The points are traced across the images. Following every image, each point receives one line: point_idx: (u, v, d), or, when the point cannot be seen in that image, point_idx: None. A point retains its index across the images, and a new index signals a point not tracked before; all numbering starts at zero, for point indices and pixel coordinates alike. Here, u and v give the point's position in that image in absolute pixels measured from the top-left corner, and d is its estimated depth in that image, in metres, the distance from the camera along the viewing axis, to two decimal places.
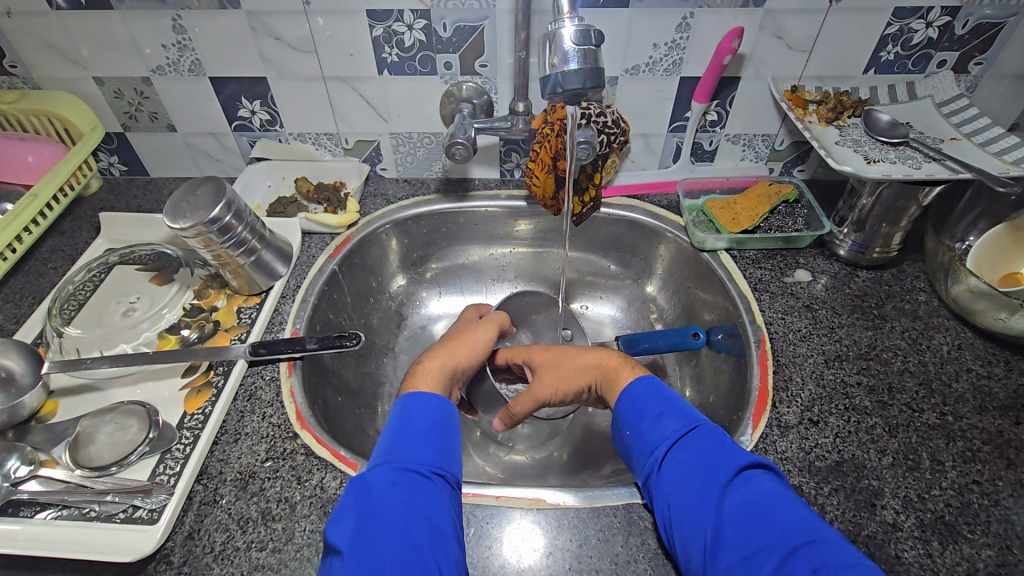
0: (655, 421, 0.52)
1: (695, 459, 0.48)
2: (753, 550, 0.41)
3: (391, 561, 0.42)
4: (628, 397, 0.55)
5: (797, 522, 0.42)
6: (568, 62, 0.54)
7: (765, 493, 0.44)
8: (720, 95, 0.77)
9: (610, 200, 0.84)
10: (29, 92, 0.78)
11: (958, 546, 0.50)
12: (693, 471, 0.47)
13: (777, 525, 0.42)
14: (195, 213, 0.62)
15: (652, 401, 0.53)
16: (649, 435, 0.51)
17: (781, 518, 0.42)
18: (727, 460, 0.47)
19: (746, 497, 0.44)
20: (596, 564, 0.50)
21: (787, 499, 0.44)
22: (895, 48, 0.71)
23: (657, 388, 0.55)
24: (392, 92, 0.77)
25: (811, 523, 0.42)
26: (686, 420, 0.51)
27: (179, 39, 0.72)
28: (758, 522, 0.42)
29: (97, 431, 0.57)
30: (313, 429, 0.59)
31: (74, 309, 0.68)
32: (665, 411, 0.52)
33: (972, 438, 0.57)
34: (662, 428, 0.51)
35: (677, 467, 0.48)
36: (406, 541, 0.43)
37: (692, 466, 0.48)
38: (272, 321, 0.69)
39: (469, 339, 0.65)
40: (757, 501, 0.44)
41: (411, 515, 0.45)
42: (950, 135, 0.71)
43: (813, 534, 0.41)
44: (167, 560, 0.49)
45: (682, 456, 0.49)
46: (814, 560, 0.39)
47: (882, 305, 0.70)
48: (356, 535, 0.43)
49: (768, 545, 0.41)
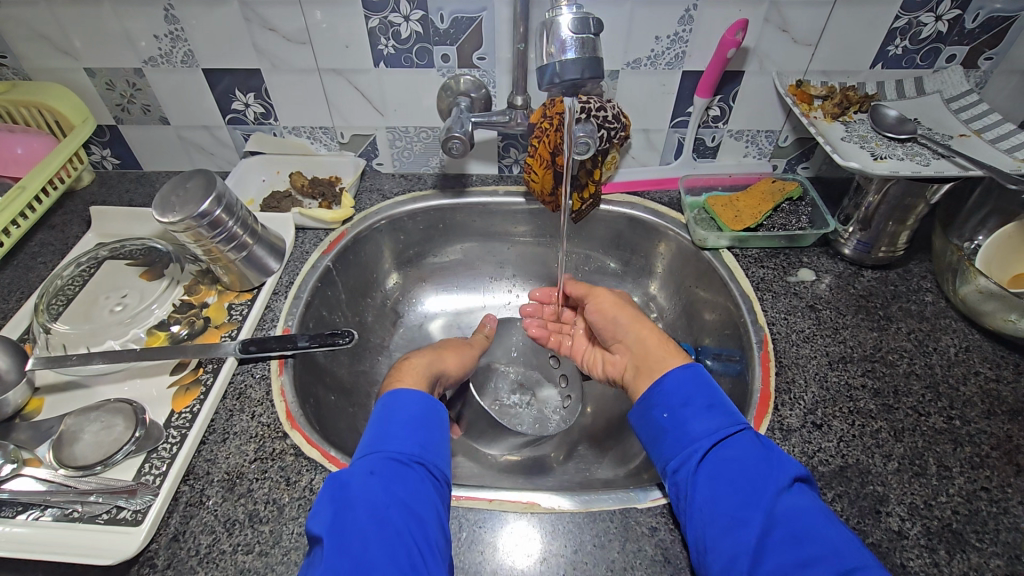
0: (702, 412, 0.51)
1: (745, 457, 0.47)
2: (803, 561, 0.41)
3: (375, 547, 0.41)
4: (673, 380, 0.54)
5: (847, 540, 0.42)
6: (566, 52, 0.53)
7: (814, 508, 0.44)
8: (723, 89, 0.75)
9: (609, 196, 0.82)
10: (19, 84, 0.76)
11: (966, 555, 0.48)
12: (742, 472, 0.46)
13: (828, 541, 0.41)
14: (185, 206, 0.61)
15: (698, 391, 0.52)
16: (693, 425, 0.50)
17: (833, 534, 0.42)
18: (777, 466, 0.46)
19: (798, 508, 0.44)
20: (592, 570, 0.49)
21: (832, 517, 0.44)
22: (903, 42, 0.69)
23: (702, 376, 0.54)
24: (388, 85, 0.76)
25: (855, 543, 0.42)
26: (731, 417, 0.50)
27: (171, 30, 0.71)
28: (810, 534, 0.42)
29: (82, 430, 0.55)
30: (303, 428, 0.58)
31: (62, 305, 0.66)
32: (714, 405, 0.51)
33: (980, 444, 0.55)
34: (708, 421, 0.50)
35: (727, 463, 0.47)
36: (387, 527, 0.42)
37: (740, 465, 0.46)
38: (263, 318, 0.68)
39: (458, 351, 0.68)
40: (808, 514, 0.43)
41: (393, 503, 0.44)
42: (959, 132, 0.69)
43: (860, 555, 0.41)
44: (151, 563, 0.48)
45: (729, 452, 0.48)
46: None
47: (887, 306, 0.68)
48: (335, 526, 0.42)
49: (818, 560, 0.40)
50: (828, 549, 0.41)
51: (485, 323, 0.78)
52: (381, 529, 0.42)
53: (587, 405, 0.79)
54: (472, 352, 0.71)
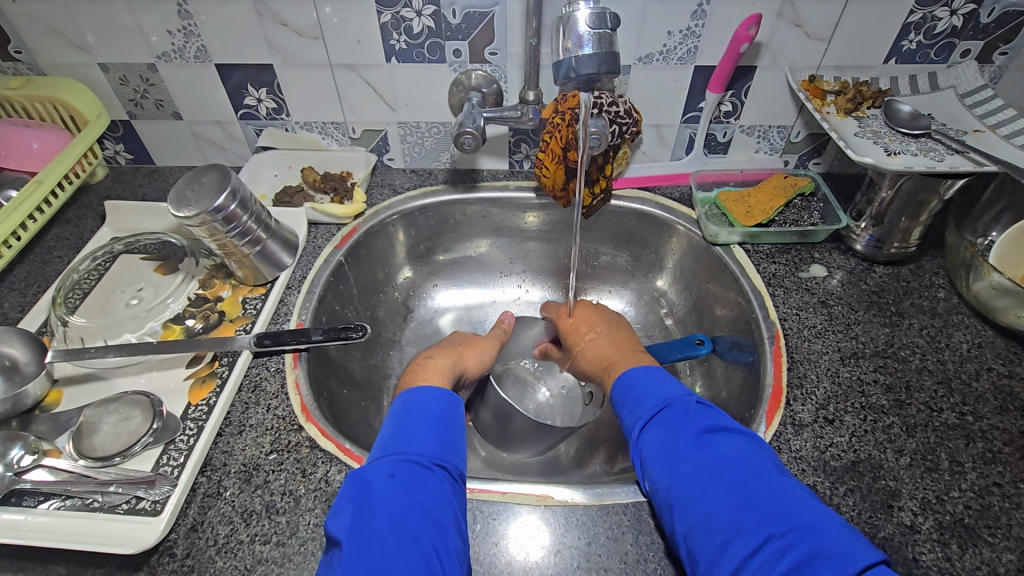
0: (633, 400, 0.54)
1: (662, 429, 0.49)
2: (707, 512, 0.42)
3: (391, 553, 0.40)
4: (618, 382, 0.57)
5: (752, 476, 0.43)
6: (583, 46, 0.53)
7: (725, 457, 0.45)
8: (735, 85, 0.75)
9: (620, 192, 0.82)
10: (34, 79, 0.77)
11: (978, 549, 0.48)
12: (660, 446, 0.48)
13: (728, 483, 0.43)
14: (200, 200, 0.61)
15: (631, 382, 0.56)
16: (627, 416, 0.53)
17: (736, 475, 0.43)
18: (689, 427, 0.48)
19: (705, 462, 0.45)
20: (605, 563, 0.49)
21: (742, 457, 0.45)
22: (917, 37, 0.69)
23: (643, 370, 0.57)
24: (400, 80, 0.76)
25: (761, 477, 0.43)
26: (658, 395, 0.53)
27: (184, 25, 0.71)
28: (716, 481, 0.44)
29: (101, 421, 0.56)
30: (319, 421, 0.58)
31: (78, 298, 0.67)
32: (642, 392, 0.54)
33: (992, 439, 0.55)
34: (637, 408, 0.53)
35: (649, 439, 0.49)
36: (406, 532, 0.42)
37: (658, 437, 0.49)
38: (277, 312, 0.69)
39: (479, 349, 0.69)
40: (716, 466, 0.45)
41: (411, 506, 0.43)
42: (974, 127, 0.69)
43: (759, 491, 0.42)
44: (171, 552, 0.49)
45: (652, 429, 0.50)
46: (760, 510, 0.41)
47: (900, 301, 0.68)
48: (355, 528, 0.42)
49: (721, 502, 0.42)
50: (729, 490, 0.43)
51: (503, 317, 0.79)
52: (399, 534, 0.42)
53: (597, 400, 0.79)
54: (490, 355, 0.71)
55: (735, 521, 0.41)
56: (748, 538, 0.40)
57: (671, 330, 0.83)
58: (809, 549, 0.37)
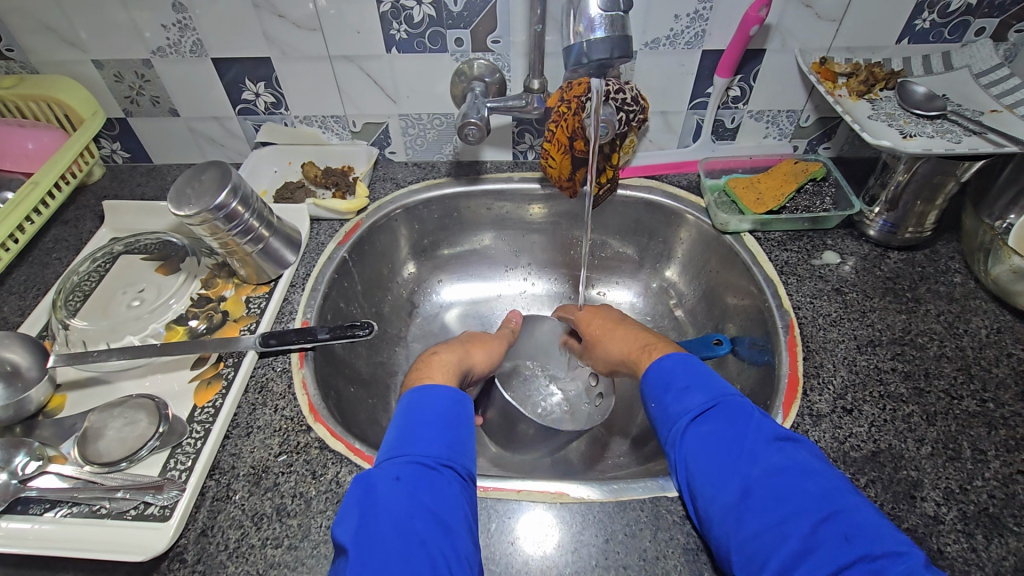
0: (681, 393, 0.52)
1: (719, 425, 0.48)
2: (782, 518, 0.41)
3: (395, 560, 0.39)
4: (662, 368, 0.55)
5: (828, 488, 0.43)
6: (594, 30, 0.51)
7: (795, 464, 0.44)
8: (744, 68, 0.73)
9: (627, 180, 0.81)
10: (27, 78, 0.75)
11: (1003, 539, 0.47)
12: (719, 443, 0.47)
13: (806, 493, 0.42)
14: (200, 198, 0.60)
15: (681, 373, 0.54)
16: (673, 407, 0.52)
17: (817, 488, 0.42)
18: (754, 428, 0.47)
19: (777, 467, 0.44)
20: (624, 560, 0.48)
21: (816, 469, 0.44)
22: (931, 15, 0.67)
23: (689, 360, 0.55)
24: (400, 71, 0.74)
25: (838, 491, 0.43)
26: (711, 391, 0.51)
27: (179, 19, 0.69)
28: (789, 490, 0.43)
29: (105, 426, 0.55)
30: (327, 421, 0.57)
31: (79, 300, 0.66)
32: (691, 386, 0.52)
33: (1015, 426, 0.54)
34: (686, 401, 0.51)
35: (706, 436, 0.48)
36: (412, 536, 0.41)
37: (717, 433, 0.48)
38: (281, 311, 0.67)
39: (485, 345, 0.68)
40: (789, 472, 0.44)
41: (417, 510, 0.42)
42: (990, 107, 0.67)
43: (838, 502, 0.42)
44: (181, 558, 0.48)
45: (706, 427, 0.49)
46: (843, 525, 0.40)
47: (915, 287, 0.67)
48: (360, 534, 0.41)
49: (799, 512, 0.41)
50: (809, 501, 0.42)
51: (511, 317, 0.78)
52: (405, 539, 0.41)
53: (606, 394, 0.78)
54: (497, 351, 0.70)
55: (816, 535, 0.40)
56: (832, 553, 0.39)
57: (681, 321, 0.82)
58: (904, 570, 0.37)
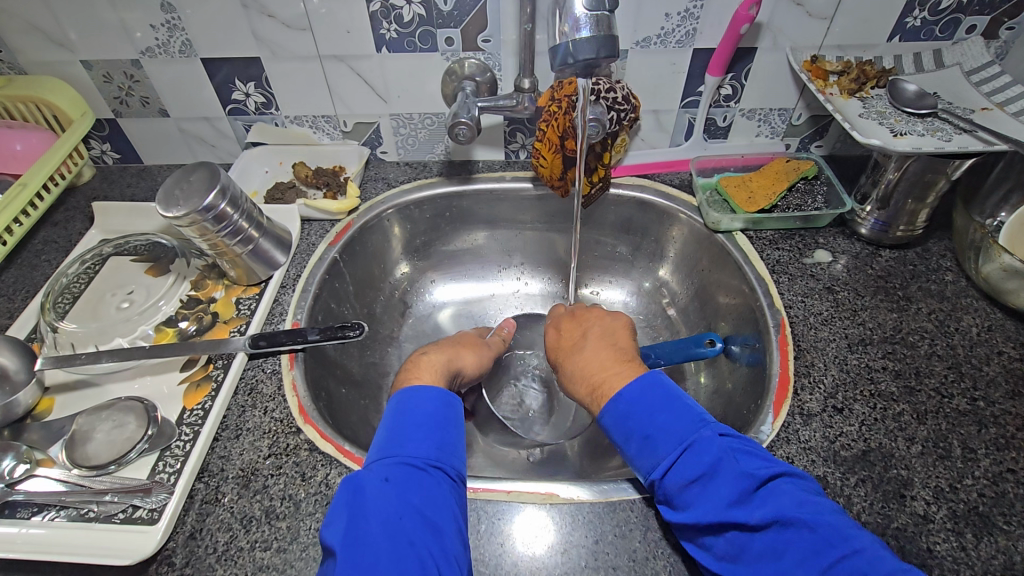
0: (646, 444, 0.49)
1: (696, 479, 0.46)
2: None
3: (385, 560, 0.39)
4: (618, 409, 0.52)
5: (822, 531, 0.41)
6: (580, 30, 0.51)
7: (783, 508, 0.42)
8: (736, 67, 0.73)
9: (619, 180, 0.81)
10: (15, 79, 0.75)
11: (993, 538, 0.47)
12: (702, 500, 0.45)
13: (804, 544, 0.41)
14: (189, 200, 0.59)
15: (641, 418, 0.51)
16: (644, 462, 0.49)
17: (811, 532, 0.41)
18: (731, 478, 0.44)
19: (766, 518, 0.42)
20: (614, 561, 0.48)
21: (805, 508, 0.42)
22: (922, 13, 0.67)
23: (646, 394, 0.52)
24: (391, 71, 0.74)
25: (833, 529, 0.41)
26: (675, 436, 0.48)
27: (168, 19, 0.69)
28: (785, 543, 0.41)
29: (94, 429, 0.54)
30: (317, 423, 0.57)
31: (68, 303, 0.65)
32: (654, 433, 0.49)
33: (1005, 424, 0.54)
34: (656, 454, 0.48)
35: (685, 492, 0.46)
36: (401, 537, 0.41)
37: (696, 490, 0.45)
38: (272, 312, 0.67)
39: (475, 348, 0.68)
40: (780, 521, 0.42)
41: (406, 511, 0.42)
42: (981, 105, 0.67)
43: (837, 545, 0.40)
44: (169, 561, 0.48)
45: (682, 480, 0.46)
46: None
47: (907, 286, 0.67)
48: (349, 535, 0.41)
49: (803, 566, 0.40)
50: (808, 552, 0.40)
51: (504, 326, 0.78)
52: (394, 540, 0.41)
53: None
54: (486, 354, 0.70)
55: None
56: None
57: (674, 320, 0.82)
58: None
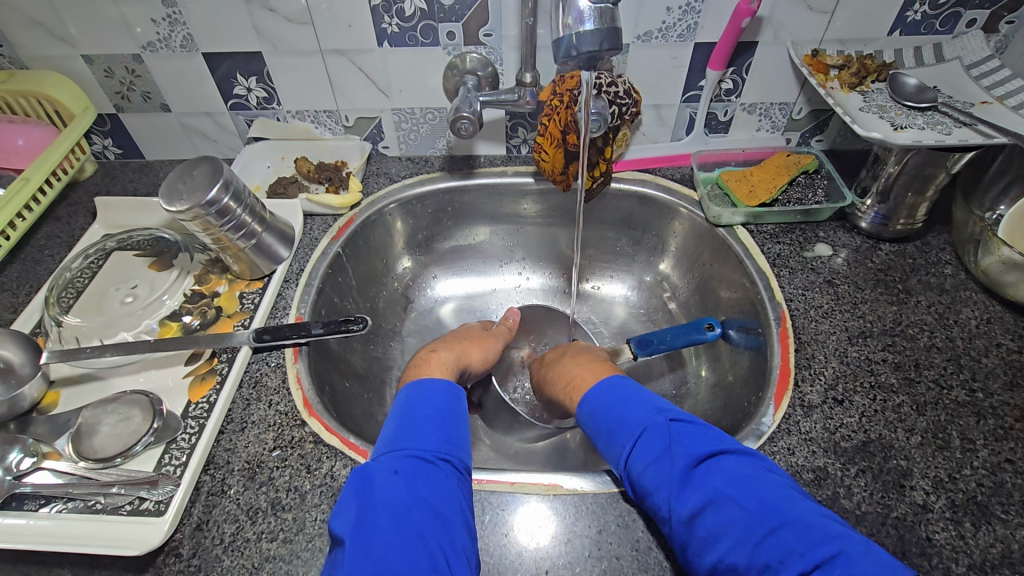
0: (609, 435, 0.52)
1: (643, 463, 0.48)
2: (724, 551, 0.41)
3: (395, 551, 0.40)
4: (588, 407, 0.56)
5: (753, 506, 0.42)
6: (584, 23, 0.51)
7: (720, 487, 0.44)
8: (737, 61, 0.73)
9: (620, 174, 0.81)
10: (17, 73, 0.75)
11: (991, 527, 0.48)
12: (649, 486, 0.47)
13: (736, 520, 0.41)
14: (192, 194, 0.60)
15: (607, 410, 0.54)
16: (607, 453, 0.52)
17: (742, 506, 0.42)
18: (674, 461, 0.46)
19: (702, 497, 0.43)
20: (617, 551, 0.48)
21: (741, 485, 0.43)
22: (922, 7, 0.67)
23: (611, 392, 0.55)
24: (393, 65, 0.74)
25: (766, 505, 0.41)
26: (632, 424, 0.51)
27: (169, 14, 0.69)
28: (719, 519, 0.42)
29: (100, 422, 0.55)
30: (322, 416, 0.57)
31: (72, 297, 0.66)
32: (614, 426, 0.52)
33: (1003, 415, 0.55)
34: (615, 445, 0.51)
35: (639, 477, 0.48)
36: (410, 528, 0.41)
37: (643, 473, 0.47)
38: (275, 306, 0.67)
39: (482, 345, 0.68)
40: (715, 498, 0.43)
41: (415, 502, 0.43)
42: (981, 99, 0.67)
43: (768, 518, 0.41)
44: (176, 552, 0.48)
45: (636, 465, 0.49)
46: (778, 549, 0.39)
47: (907, 279, 0.67)
48: (358, 526, 0.41)
49: (738, 541, 0.41)
50: (741, 528, 0.41)
51: (508, 316, 0.78)
52: (403, 530, 0.41)
53: None
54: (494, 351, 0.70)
55: (756, 564, 0.39)
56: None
57: (675, 314, 0.83)
58: None
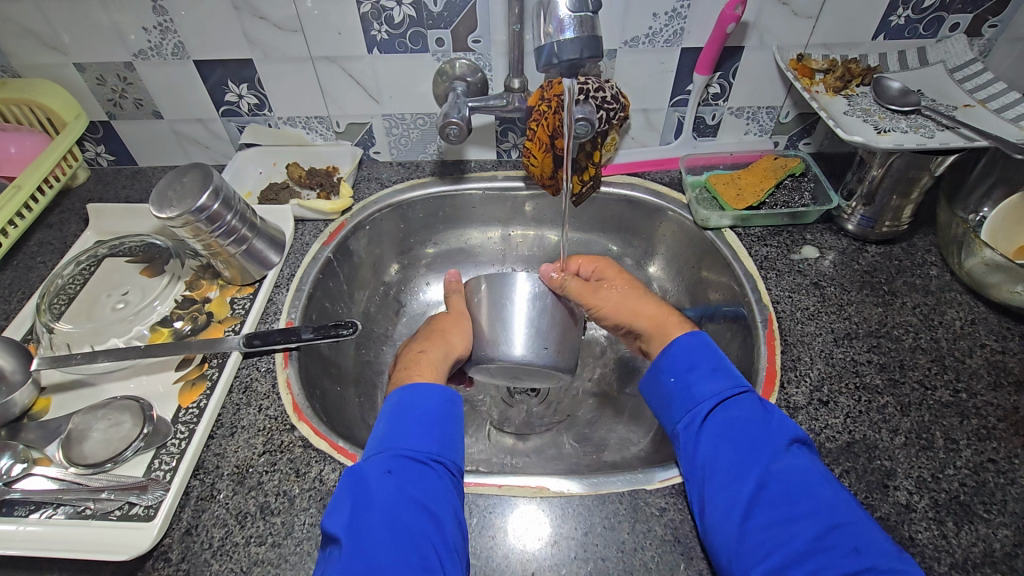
0: (706, 375, 0.55)
1: (744, 412, 0.51)
2: (794, 517, 0.44)
3: (387, 552, 0.42)
4: (679, 347, 0.58)
5: (836, 496, 0.45)
6: (564, 32, 0.52)
7: (810, 467, 0.47)
8: (723, 66, 0.74)
9: (610, 178, 0.82)
10: (9, 81, 0.75)
11: (973, 526, 0.48)
12: (741, 430, 0.50)
13: (820, 499, 0.45)
14: (182, 201, 0.60)
15: (704, 357, 0.56)
16: (697, 388, 0.54)
17: (829, 492, 0.45)
18: (778, 428, 0.50)
19: (793, 466, 0.47)
20: (603, 552, 0.49)
21: (829, 478, 0.47)
22: (905, 11, 0.68)
23: (707, 346, 0.58)
24: (383, 72, 0.74)
25: (848, 502, 0.45)
26: (734, 379, 0.54)
27: (160, 21, 0.70)
28: (803, 492, 0.45)
29: (90, 428, 0.55)
30: (310, 420, 0.58)
31: (63, 304, 0.66)
32: (719, 370, 0.55)
33: (986, 416, 0.55)
34: (713, 384, 0.54)
35: (729, 419, 0.51)
36: (403, 529, 0.43)
37: (739, 419, 0.51)
38: (266, 311, 0.68)
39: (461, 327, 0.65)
40: (805, 473, 0.47)
41: (406, 504, 0.44)
42: (964, 102, 0.68)
43: (853, 512, 0.44)
44: (165, 557, 0.48)
45: (733, 411, 0.51)
46: (853, 537, 0.42)
47: (893, 280, 0.68)
48: (352, 528, 0.43)
49: (810, 516, 0.44)
50: (823, 507, 0.44)
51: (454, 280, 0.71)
52: (395, 532, 0.43)
53: (592, 389, 0.79)
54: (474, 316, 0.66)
55: (821, 539, 0.42)
56: (837, 559, 0.41)
57: None
58: None
